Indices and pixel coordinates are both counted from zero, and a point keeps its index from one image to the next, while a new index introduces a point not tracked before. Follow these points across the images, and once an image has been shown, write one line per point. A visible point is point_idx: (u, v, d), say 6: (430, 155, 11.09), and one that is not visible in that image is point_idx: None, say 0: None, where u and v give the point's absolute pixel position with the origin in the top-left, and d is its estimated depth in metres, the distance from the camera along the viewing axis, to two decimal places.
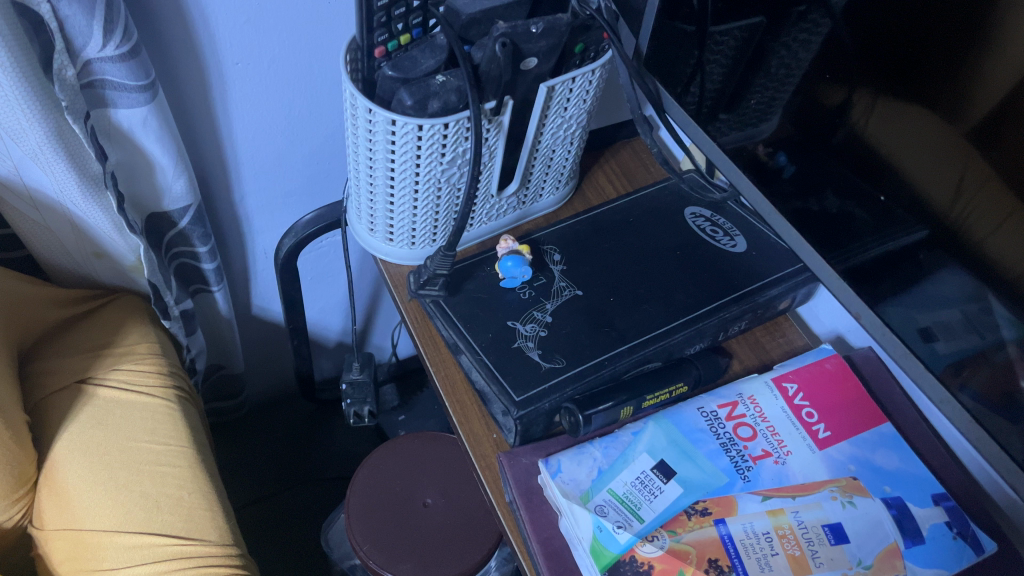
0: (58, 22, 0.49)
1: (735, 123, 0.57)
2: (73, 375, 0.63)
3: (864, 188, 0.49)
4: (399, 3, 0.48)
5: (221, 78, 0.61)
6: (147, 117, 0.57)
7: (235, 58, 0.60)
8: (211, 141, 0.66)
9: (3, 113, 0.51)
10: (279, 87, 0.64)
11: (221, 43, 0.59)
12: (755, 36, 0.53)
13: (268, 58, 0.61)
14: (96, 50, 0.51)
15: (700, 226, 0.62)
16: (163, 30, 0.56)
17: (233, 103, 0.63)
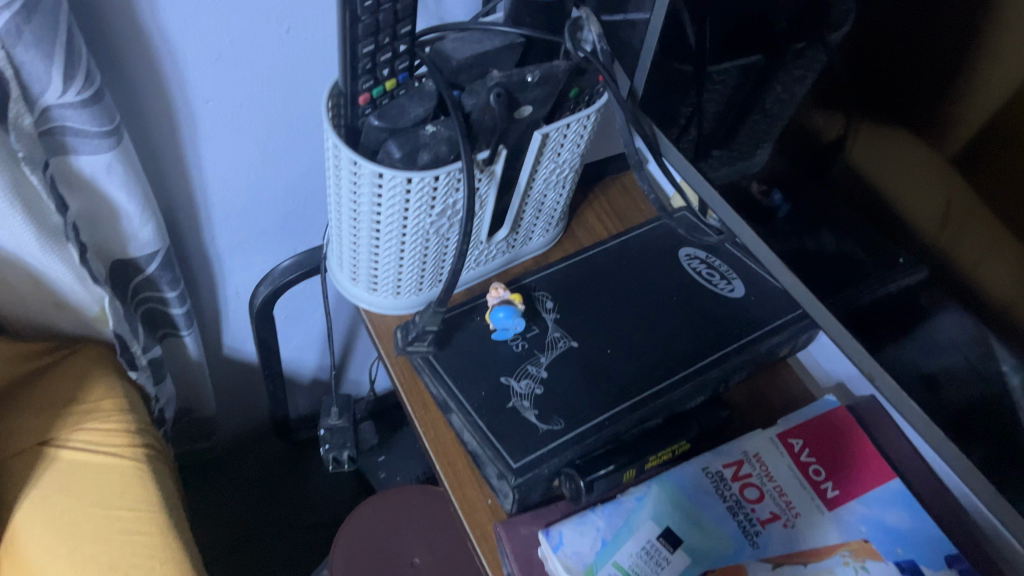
0: (14, 69, 0.45)
1: (729, 159, 0.55)
2: (33, 436, 0.59)
3: (861, 224, 0.46)
4: (385, 48, 0.45)
5: (191, 118, 0.58)
6: (110, 163, 0.53)
7: (205, 96, 0.57)
8: (179, 182, 0.62)
9: None
10: (252, 124, 0.60)
11: (190, 81, 0.55)
12: (753, 76, 0.50)
13: (241, 96, 0.58)
14: (56, 97, 0.47)
15: (697, 269, 0.60)
16: (127, 70, 0.52)
17: (203, 143, 0.60)
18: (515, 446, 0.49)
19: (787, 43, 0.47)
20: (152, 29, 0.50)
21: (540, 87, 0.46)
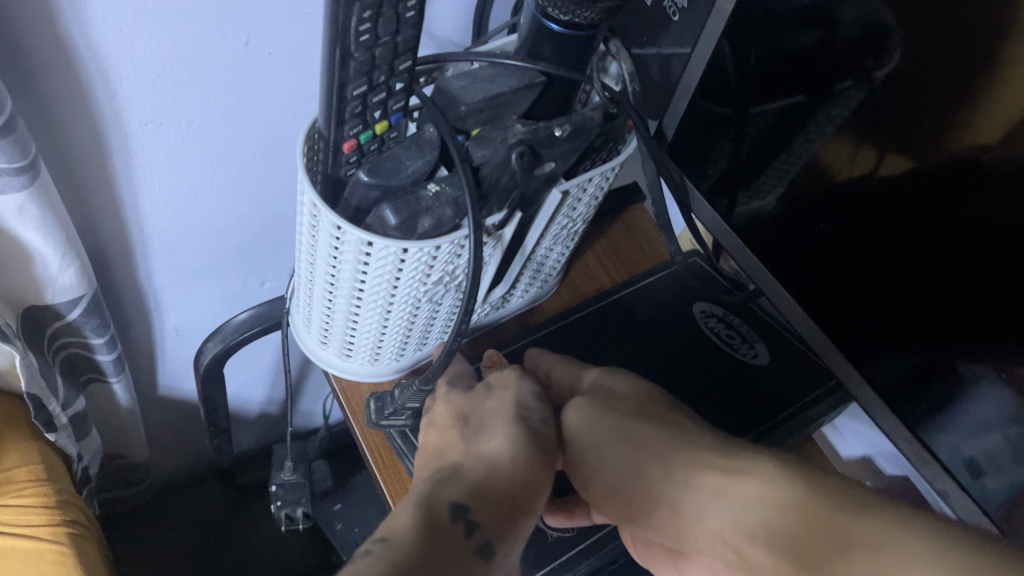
0: None
1: (747, 200, 0.51)
2: None
3: (877, 262, 0.44)
4: (379, 87, 0.36)
5: (127, 142, 0.47)
6: (26, 204, 0.43)
7: (144, 118, 0.46)
8: (110, 215, 0.52)
9: None
10: (200, 148, 0.50)
11: (124, 101, 0.44)
12: (789, 118, 0.46)
13: (188, 118, 0.47)
14: None
15: (714, 330, 0.53)
16: (46, 90, 0.42)
17: (140, 171, 0.49)
18: (524, 560, 0.44)
19: (814, 84, 0.44)
20: (77, 42, 0.40)
21: (568, 142, 0.38)
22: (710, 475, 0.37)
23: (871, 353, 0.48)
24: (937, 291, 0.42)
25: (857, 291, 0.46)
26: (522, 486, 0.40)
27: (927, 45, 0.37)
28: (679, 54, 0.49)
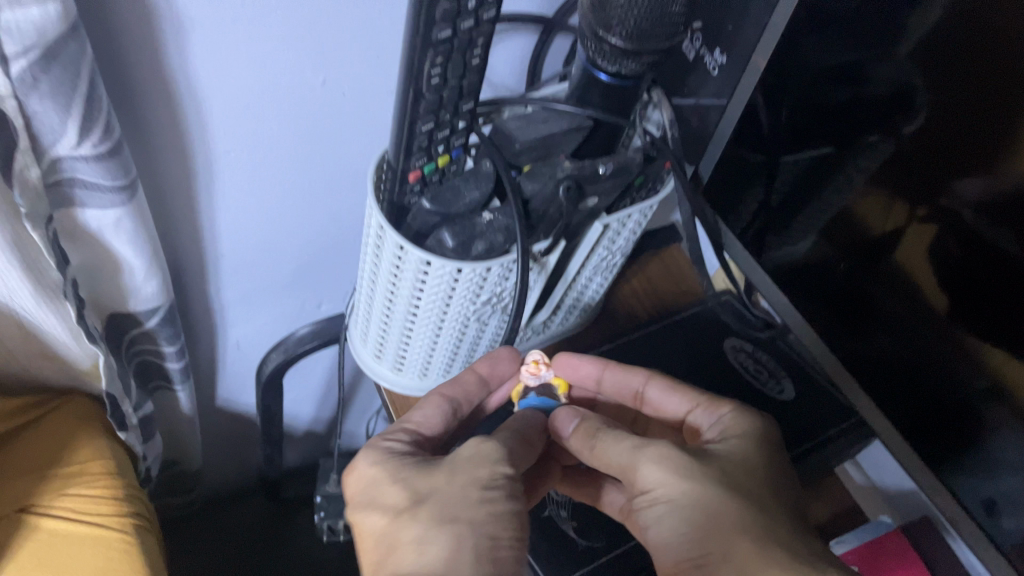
0: (24, 120, 0.40)
1: (780, 244, 0.54)
2: (13, 502, 0.54)
3: (910, 313, 0.46)
4: (443, 125, 0.41)
5: (211, 169, 0.52)
6: (122, 219, 0.48)
7: (227, 147, 0.51)
8: (190, 236, 0.57)
9: None
10: (273, 177, 0.55)
11: (212, 131, 0.49)
12: (822, 168, 0.49)
13: (266, 149, 0.53)
14: (69, 148, 0.42)
15: (742, 364, 0.56)
16: (147, 119, 0.47)
17: (220, 195, 0.54)
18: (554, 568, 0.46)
19: (851, 135, 0.46)
20: (177, 76, 0.45)
21: (611, 179, 0.43)
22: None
23: (904, 404, 0.49)
24: (964, 346, 0.43)
25: (890, 343, 0.48)
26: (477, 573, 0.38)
27: (938, 124, 0.41)
28: (716, 104, 0.53)
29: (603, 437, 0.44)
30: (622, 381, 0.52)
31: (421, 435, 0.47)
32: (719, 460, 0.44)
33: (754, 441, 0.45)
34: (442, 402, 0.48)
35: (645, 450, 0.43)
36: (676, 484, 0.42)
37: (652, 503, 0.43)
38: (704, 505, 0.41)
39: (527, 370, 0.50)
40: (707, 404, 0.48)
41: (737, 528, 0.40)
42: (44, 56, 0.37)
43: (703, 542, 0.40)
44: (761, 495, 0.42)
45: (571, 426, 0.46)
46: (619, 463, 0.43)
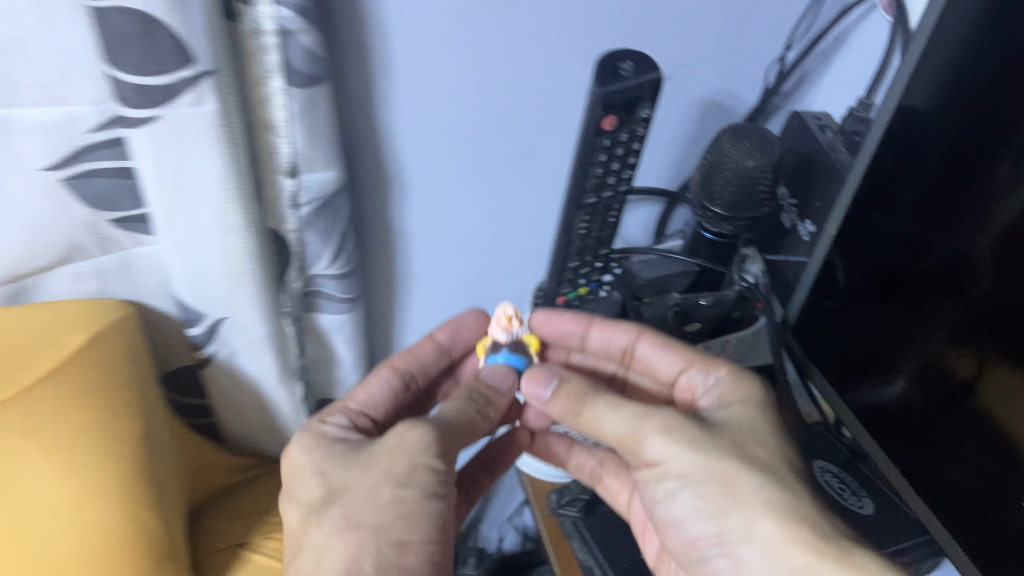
0: (300, 245, 0.59)
1: (867, 387, 0.60)
2: (233, 538, 0.71)
3: (988, 453, 0.49)
4: (584, 263, 0.57)
5: (409, 293, 0.71)
6: (345, 323, 0.66)
7: (423, 281, 0.70)
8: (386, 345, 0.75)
9: (241, 310, 0.59)
10: (450, 305, 0.74)
11: (415, 267, 0.69)
12: (900, 319, 0.57)
13: (448, 284, 0.72)
14: (321, 267, 0.61)
15: (829, 482, 0.66)
16: (373, 254, 0.66)
17: (412, 316, 0.73)
18: None
19: (927, 291, 0.54)
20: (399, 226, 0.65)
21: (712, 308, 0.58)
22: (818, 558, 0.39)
23: (984, 541, 0.49)
24: None
25: (966, 482, 0.51)
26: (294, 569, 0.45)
27: (1006, 280, 0.47)
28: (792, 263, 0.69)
29: (593, 407, 0.47)
30: (609, 337, 0.57)
31: (365, 411, 0.56)
32: (728, 431, 0.45)
33: (756, 407, 0.47)
34: (388, 376, 0.59)
35: (651, 421, 0.45)
36: (690, 458, 0.43)
37: (663, 475, 0.45)
38: (720, 481, 0.42)
39: (499, 325, 0.55)
40: (704, 363, 0.51)
41: (758, 502, 0.41)
42: (321, 204, 0.57)
43: (718, 510, 0.43)
44: (776, 467, 0.43)
45: (548, 386, 0.49)
46: (622, 431, 0.46)
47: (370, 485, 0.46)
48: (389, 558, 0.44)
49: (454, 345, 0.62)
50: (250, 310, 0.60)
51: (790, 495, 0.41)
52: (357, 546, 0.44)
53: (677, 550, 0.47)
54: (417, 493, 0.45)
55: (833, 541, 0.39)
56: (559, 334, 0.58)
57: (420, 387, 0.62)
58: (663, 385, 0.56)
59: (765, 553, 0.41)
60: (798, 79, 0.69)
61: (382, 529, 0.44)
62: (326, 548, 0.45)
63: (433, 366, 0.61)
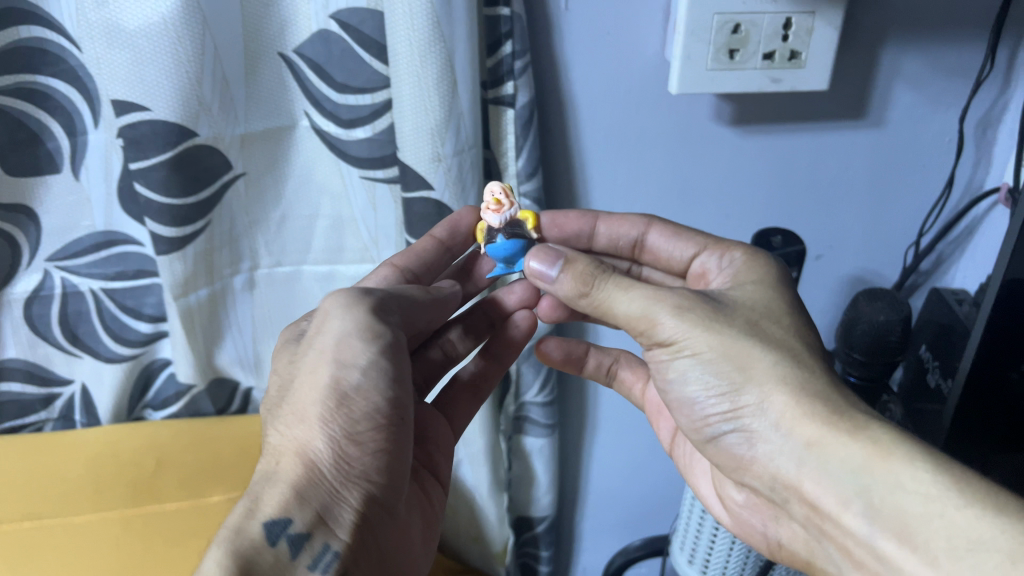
0: (518, 374, 0.76)
1: None
2: None
3: None
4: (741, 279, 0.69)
5: (598, 425, 0.87)
6: (544, 446, 0.81)
7: (608, 415, 0.86)
8: (577, 472, 0.91)
9: (473, 432, 0.75)
10: (630, 441, 0.89)
11: (604, 401, 0.85)
12: None
13: (629, 424, 0.87)
14: (530, 395, 0.77)
15: None
16: (570, 387, 0.83)
17: (600, 447, 0.89)
18: None
19: None
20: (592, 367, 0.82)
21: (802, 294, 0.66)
22: (826, 428, 0.44)
23: None
24: None
25: None
26: (279, 463, 0.48)
27: None
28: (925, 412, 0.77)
29: (602, 290, 0.50)
30: (617, 233, 0.65)
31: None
32: (743, 308, 0.50)
33: (766, 286, 0.53)
34: (388, 274, 0.61)
35: (662, 302, 0.49)
36: (704, 338, 0.48)
37: (677, 353, 0.49)
38: (732, 354, 0.47)
39: (489, 209, 0.60)
40: (716, 247, 0.59)
41: (770, 377, 0.47)
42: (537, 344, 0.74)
43: (731, 386, 0.48)
44: (790, 343, 0.48)
45: (555, 266, 0.52)
46: (635, 313, 0.49)
47: (309, 373, 0.49)
48: (339, 449, 0.47)
49: (453, 240, 0.62)
50: (478, 433, 0.75)
51: (800, 371, 0.47)
52: (306, 438, 0.48)
53: (689, 427, 0.53)
54: (356, 377, 0.48)
55: (844, 417, 0.45)
56: (566, 234, 0.64)
57: (425, 285, 0.64)
58: (674, 268, 0.64)
59: (778, 426, 0.46)
60: (936, 260, 0.81)
61: (331, 420, 0.47)
62: (287, 443, 0.48)
63: (436, 263, 0.62)
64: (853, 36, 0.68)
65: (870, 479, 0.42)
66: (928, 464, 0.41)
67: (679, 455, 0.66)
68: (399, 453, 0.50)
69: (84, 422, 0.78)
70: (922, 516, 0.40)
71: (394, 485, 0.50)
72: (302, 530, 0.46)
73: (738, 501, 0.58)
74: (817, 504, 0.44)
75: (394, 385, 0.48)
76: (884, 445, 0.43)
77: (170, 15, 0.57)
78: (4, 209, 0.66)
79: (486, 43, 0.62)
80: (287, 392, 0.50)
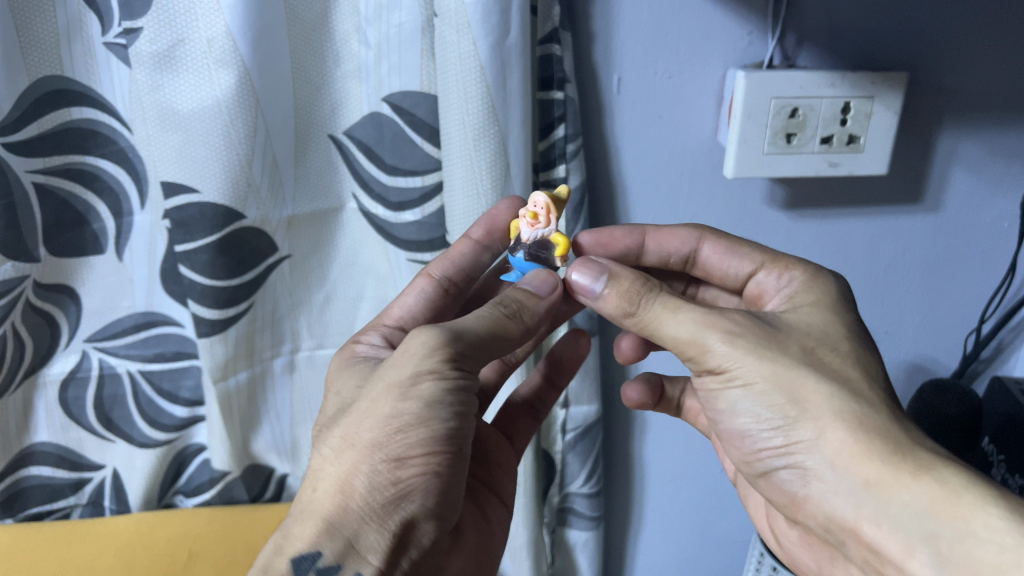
0: (563, 462, 0.73)
1: None
2: None
3: None
4: None
5: (649, 507, 0.83)
6: (589, 540, 0.77)
7: (659, 499, 0.83)
8: (625, 559, 0.86)
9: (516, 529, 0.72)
10: (682, 527, 0.85)
11: (651, 479, 0.81)
12: None
13: (675, 501, 0.83)
14: (576, 485, 0.74)
15: None
16: (619, 472, 0.80)
17: (647, 537, 0.85)
18: None
19: None
20: (643, 446, 0.79)
21: None
22: (886, 468, 0.41)
23: None
24: None
25: None
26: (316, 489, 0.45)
27: None
28: None
29: (650, 309, 0.47)
30: (667, 248, 0.59)
31: (401, 325, 0.59)
32: (798, 333, 0.46)
33: (824, 307, 0.49)
34: (424, 284, 0.60)
35: (713, 328, 0.45)
36: (755, 366, 0.44)
37: (727, 383, 0.46)
38: (791, 387, 0.44)
39: (525, 221, 0.55)
40: (774, 265, 0.55)
41: (828, 412, 0.43)
42: (582, 433, 0.71)
43: (787, 420, 0.44)
44: (846, 371, 0.44)
45: (600, 281, 0.49)
46: (683, 336, 0.46)
47: (370, 402, 0.44)
48: (382, 476, 0.43)
49: (490, 239, 0.58)
50: (520, 531, 0.72)
51: (862, 405, 0.43)
52: (351, 468, 0.44)
53: (741, 461, 0.50)
54: (416, 408, 0.43)
55: (908, 456, 0.41)
56: (612, 251, 0.59)
57: (467, 287, 0.62)
58: (727, 285, 0.60)
59: (834, 465, 0.42)
60: (997, 348, 0.78)
61: (376, 447, 0.43)
62: (322, 471, 0.45)
63: (474, 266, 0.60)
64: (909, 121, 0.66)
65: (939, 523, 0.38)
66: (1003, 508, 0.37)
67: (741, 488, 0.63)
68: (453, 481, 0.45)
69: (114, 509, 0.75)
70: (996, 568, 0.36)
71: (442, 509, 0.46)
72: (331, 562, 0.43)
73: (792, 537, 0.56)
74: (878, 547, 0.41)
75: (457, 417, 0.44)
76: (953, 487, 0.39)
77: (224, 98, 0.56)
78: (46, 291, 0.65)
79: (538, 126, 0.61)
80: (344, 414, 0.47)
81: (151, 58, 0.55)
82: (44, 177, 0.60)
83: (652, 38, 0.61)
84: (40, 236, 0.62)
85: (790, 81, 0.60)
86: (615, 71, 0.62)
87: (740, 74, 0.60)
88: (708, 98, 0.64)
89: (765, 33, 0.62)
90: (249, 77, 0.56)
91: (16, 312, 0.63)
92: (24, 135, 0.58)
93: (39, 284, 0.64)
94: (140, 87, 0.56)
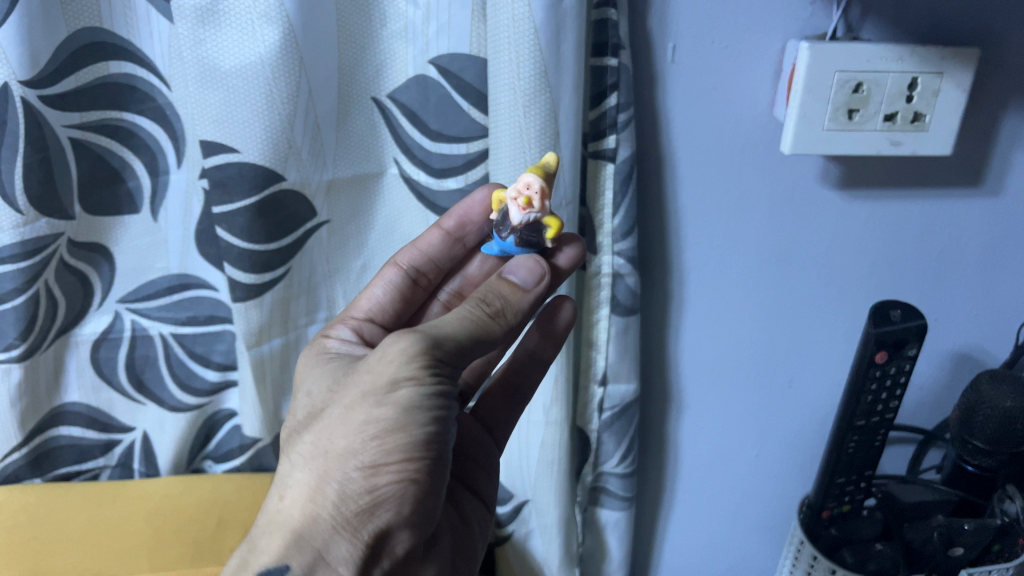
0: (598, 440, 0.71)
1: None
2: None
3: None
4: (883, 389, 0.61)
5: (682, 485, 0.82)
6: (620, 519, 0.76)
7: (691, 478, 0.82)
8: (653, 535, 0.86)
9: (548, 507, 0.71)
10: (714, 507, 0.84)
11: (684, 457, 0.80)
12: None
13: (707, 481, 0.82)
14: (610, 464, 0.73)
15: None
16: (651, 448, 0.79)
17: (678, 515, 0.84)
18: None
19: None
20: (678, 425, 0.78)
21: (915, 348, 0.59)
22: None
23: None
24: None
25: None
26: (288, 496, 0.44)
27: None
28: None
29: None
30: None
31: (370, 318, 0.59)
32: None
33: None
34: (393, 275, 0.59)
35: None
36: None
37: None
38: None
39: (516, 205, 0.49)
40: None
41: None
42: (620, 410, 0.70)
43: None
44: None
45: None
46: None
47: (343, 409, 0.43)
48: (357, 483, 0.42)
49: (462, 232, 0.58)
50: (552, 510, 0.71)
51: None
52: (323, 476, 0.43)
53: None
54: (390, 414, 0.41)
55: None
56: None
57: (433, 277, 0.62)
58: None
59: None
60: None
61: (351, 454, 0.42)
62: (289, 481, 0.45)
63: (443, 256, 0.60)
64: (974, 100, 0.64)
65: None
66: None
67: None
68: (430, 491, 0.43)
69: (143, 472, 0.75)
70: None
71: (421, 520, 0.44)
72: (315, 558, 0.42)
73: None
74: None
75: (435, 423, 0.42)
76: None
77: (269, 54, 0.54)
78: (80, 249, 0.63)
79: (589, 94, 0.59)
80: (315, 420, 0.46)
81: (194, 10, 0.53)
82: (80, 132, 0.59)
83: (710, 5, 0.59)
84: (75, 194, 0.61)
85: (855, 54, 0.57)
86: (669, 39, 0.60)
87: (802, 45, 0.57)
88: (764, 71, 0.61)
89: (829, 4, 0.59)
90: (294, 32, 0.54)
91: (50, 270, 0.62)
92: (62, 88, 0.56)
93: (73, 243, 0.63)
94: (182, 41, 0.54)
